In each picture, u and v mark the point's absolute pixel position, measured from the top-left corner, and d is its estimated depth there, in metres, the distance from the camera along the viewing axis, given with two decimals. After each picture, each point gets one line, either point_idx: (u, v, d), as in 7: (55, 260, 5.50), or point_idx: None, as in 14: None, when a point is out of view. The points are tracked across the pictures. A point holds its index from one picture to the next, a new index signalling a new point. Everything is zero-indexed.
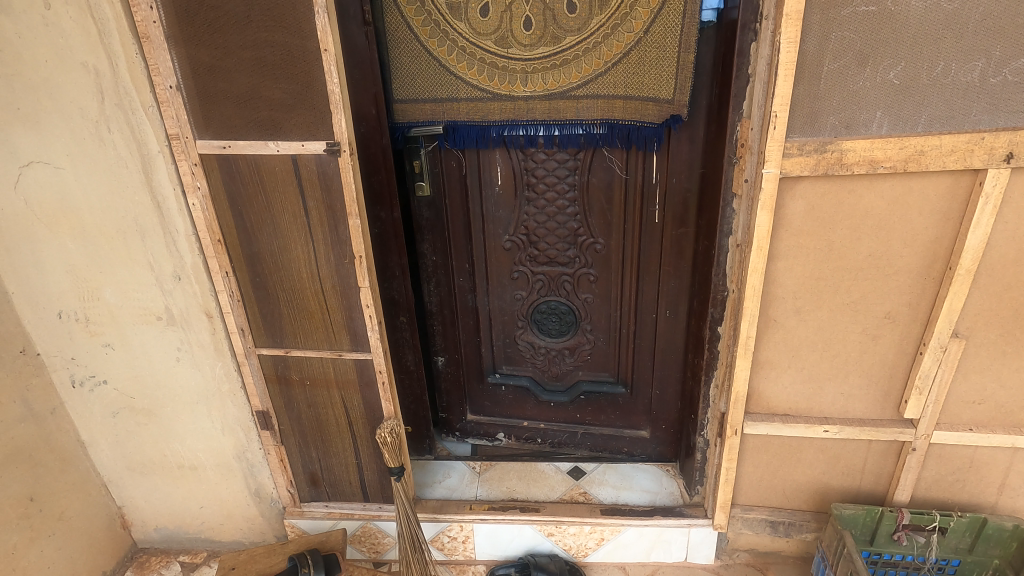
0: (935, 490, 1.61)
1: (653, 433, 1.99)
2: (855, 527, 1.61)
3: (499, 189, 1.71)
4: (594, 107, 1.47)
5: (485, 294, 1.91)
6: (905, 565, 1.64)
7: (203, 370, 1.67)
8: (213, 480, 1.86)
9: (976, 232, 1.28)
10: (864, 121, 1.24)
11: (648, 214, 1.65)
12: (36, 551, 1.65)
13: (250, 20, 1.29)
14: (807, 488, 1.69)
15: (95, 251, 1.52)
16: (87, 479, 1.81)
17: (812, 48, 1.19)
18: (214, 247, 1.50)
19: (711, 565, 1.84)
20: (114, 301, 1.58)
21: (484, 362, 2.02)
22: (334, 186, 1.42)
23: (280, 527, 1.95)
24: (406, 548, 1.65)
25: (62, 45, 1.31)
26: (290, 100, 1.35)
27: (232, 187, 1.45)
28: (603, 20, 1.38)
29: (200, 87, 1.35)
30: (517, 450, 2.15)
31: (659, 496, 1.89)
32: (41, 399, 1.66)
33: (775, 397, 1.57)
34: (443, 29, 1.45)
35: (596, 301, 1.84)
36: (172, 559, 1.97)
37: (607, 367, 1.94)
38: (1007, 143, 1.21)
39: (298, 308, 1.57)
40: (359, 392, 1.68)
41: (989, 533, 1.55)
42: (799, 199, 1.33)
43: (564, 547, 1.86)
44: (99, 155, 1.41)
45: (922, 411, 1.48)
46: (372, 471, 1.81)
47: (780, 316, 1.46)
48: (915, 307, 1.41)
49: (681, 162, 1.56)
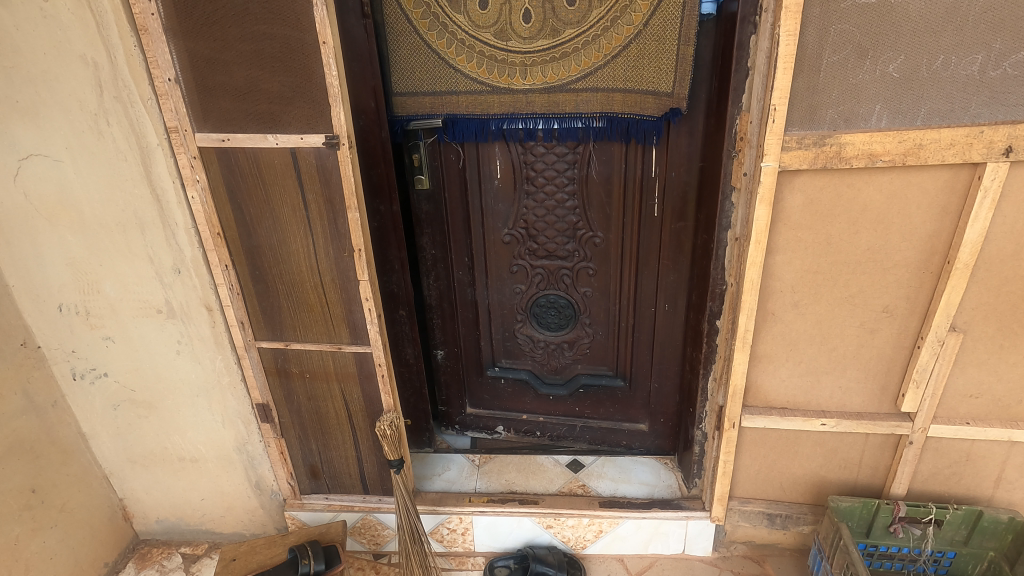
0: (932, 483, 1.62)
1: (652, 426, 2.00)
2: (852, 519, 1.63)
3: (499, 182, 1.71)
4: (594, 100, 1.47)
5: (485, 289, 1.91)
6: (901, 557, 1.66)
7: (203, 363, 1.68)
8: (214, 472, 1.87)
9: (974, 226, 1.28)
10: (862, 115, 1.24)
11: (647, 208, 1.65)
12: (38, 543, 1.66)
13: (249, 12, 1.29)
14: (805, 481, 1.69)
15: (95, 244, 1.52)
16: (89, 471, 1.83)
17: (811, 41, 1.19)
18: (214, 241, 1.50)
19: (709, 557, 1.86)
20: (113, 294, 1.59)
21: (484, 355, 2.03)
22: (334, 179, 1.42)
23: (280, 519, 1.96)
24: (406, 540, 1.66)
25: (61, 37, 1.31)
26: (289, 93, 1.35)
27: (232, 181, 1.45)
28: (603, 12, 1.37)
29: (198, 80, 1.35)
30: (516, 443, 2.16)
31: (658, 489, 1.90)
32: (43, 391, 1.68)
33: (773, 390, 1.57)
34: (442, 21, 1.44)
35: (595, 295, 1.84)
36: (172, 551, 1.98)
37: (606, 361, 1.95)
38: (1006, 137, 1.20)
39: (298, 301, 1.58)
40: (359, 385, 1.69)
41: (985, 525, 1.57)
42: (798, 192, 1.34)
43: (563, 539, 1.88)
44: (98, 148, 1.41)
45: (919, 404, 1.49)
46: (372, 463, 1.81)
47: (779, 310, 1.47)
48: (913, 301, 1.41)
49: (680, 156, 1.56)
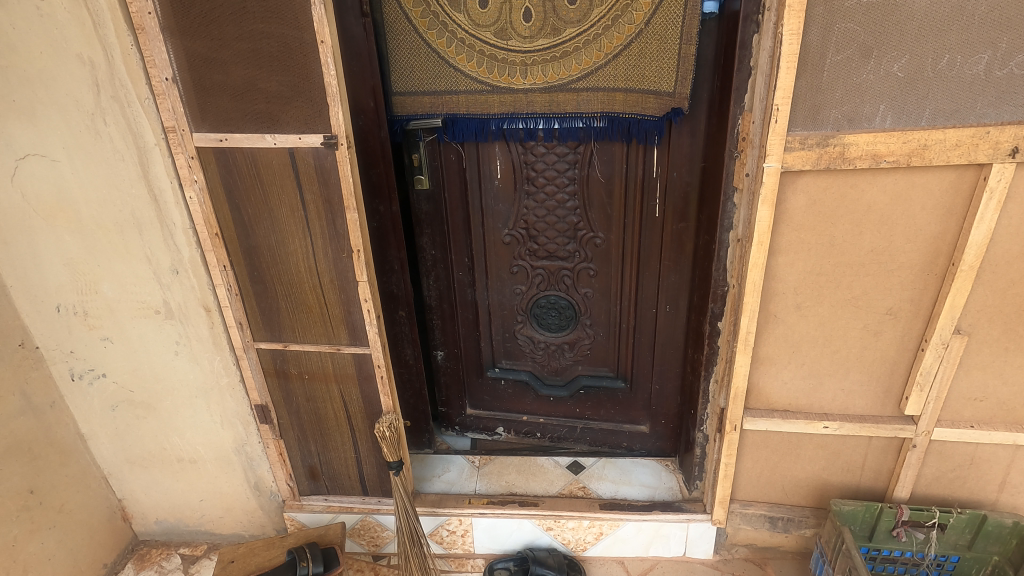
0: (936, 487, 1.61)
1: (653, 427, 1.99)
2: (855, 522, 1.61)
3: (499, 182, 1.70)
4: (595, 100, 1.45)
5: (485, 289, 1.90)
6: (904, 561, 1.64)
7: (201, 363, 1.67)
8: (213, 473, 1.86)
9: (980, 228, 1.27)
10: (866, 115, 1.22)
11: (648, 209, 1.64)
12: (37, 544, 1.66)
13: (246, 12, 1.27)
14: (807, 484, 1.68)
15: (92, 243, 1.51)
16: (88, 472, 1.82)
17: (815, 40, 1.17)
18: (212, 241, 1.49)
19: (710, 560, 1.84)
20: (112, 294, 1.58)
21: (484, 356, 2.02)
22: (332, 179, 1.41)
23: (280, 520, 1.95)
24: (405, 543, 1.65)
25: (56, 36, 1.30)
26: (287, 92, 1.34)
27: (230, 181, 1.44)
28: (603, 11, 1.36)
29: (195, 79, 1.34)
30: (516, 444, 2.15)
31: (659, 491, 1.89)
32: (41, 391, 1.67)
33: (775, 392, 1.56)
34: (441, 20, 1.43)
35: (596, 296, 1.83)
36: (172, 551, 1.98)
37: (607, 362, 1.94)
38: (1013, 138, 1.19)
39: (297, 302, 1.56)
40: (357, 386, 1.67)
41: (989, 530, 1.55)
42: (801, 193, 1.32)
43: (563, 541, 1.86)
44: (95, 148, 1.40)
45: (922, 408, 1.47)
46: (371, 465, 1.80)
47: (780, 312, 1.45)
48: (917, 304, 1.39)
49: (682, 156, 1.54)
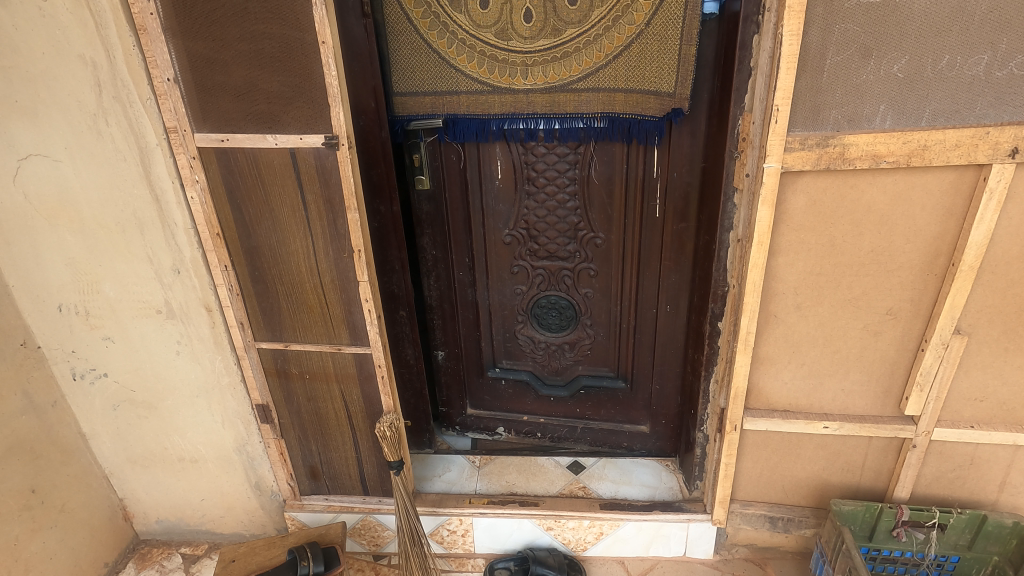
0: (936, 487, 1.61)
1: (653, 427, 1.99)
2: (855, 522, 1.61)
3: (499, 183, 1.71)
4: (595, 101, 1.46)
5: (485, 290, 1.90)
6: (904, 561, 1.64)
7: (202, 363, 1.67)
8: (214, 472, 1.86)
9: (980, 228, 1.27)
10: (866, 115, 1.22)
11: (649, 210, 1.65)
12: (38, 543, 1.66)
13: (248, 12, 1.28)
14: (807, 484, 1.68)
15: (94, 243, 1.52)
16: (89, 471, 1.82)
17: (814, 41, 1.18)
18: (213, 241, 1.50)
19: (710, 560, 1.85)
20: (113, 294, 1.58)
21: (484, 356, 2.02)
22: (333, 180, 1.41)
23: (280, 519, 1.95)
24: (405, 543, 1.65)
25: (59, 36, 1.30)
26: (288, 93, 1.34)
27: (231, 182, 1.44)
28: (604, 12, 1.36)
29: (196, 80, 1.34)
30: (517, 444, 2.15)
31: (659, 491, 1.89)
32: (43, 391, 1.68)
33: (775, 392, 1.56)
34: (443, 21, 1.43)
35: (596, 296, 1.83)
36: (173, 551, 1.98)
37: (607, 362, 1.94)
38: (1013, 138, 1.19)
39: (298, 302, 1.57)
40: (358, 386, 1.68)
41: (989, 530, 1.55)
42: (801, 193, 1.32)
43: (563, 541, 1.87)
44: (97, 148, 1.41)
45: (922, 408, 1.48)
46: (371, 464, 1.81)
47: (780, 312, 1.45)
48: (917, 304, 1.40)
49: (682, 156, 1.55)
